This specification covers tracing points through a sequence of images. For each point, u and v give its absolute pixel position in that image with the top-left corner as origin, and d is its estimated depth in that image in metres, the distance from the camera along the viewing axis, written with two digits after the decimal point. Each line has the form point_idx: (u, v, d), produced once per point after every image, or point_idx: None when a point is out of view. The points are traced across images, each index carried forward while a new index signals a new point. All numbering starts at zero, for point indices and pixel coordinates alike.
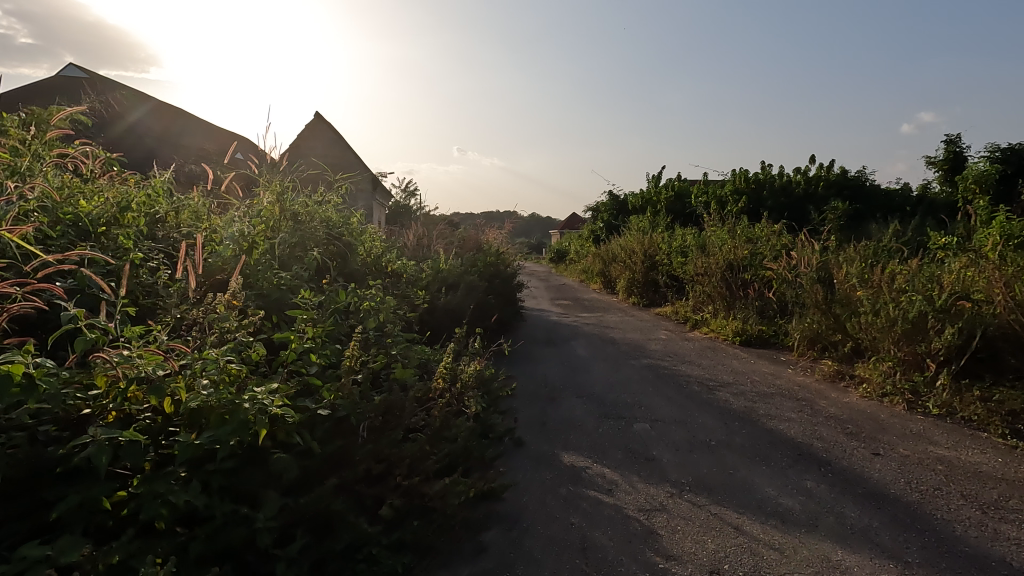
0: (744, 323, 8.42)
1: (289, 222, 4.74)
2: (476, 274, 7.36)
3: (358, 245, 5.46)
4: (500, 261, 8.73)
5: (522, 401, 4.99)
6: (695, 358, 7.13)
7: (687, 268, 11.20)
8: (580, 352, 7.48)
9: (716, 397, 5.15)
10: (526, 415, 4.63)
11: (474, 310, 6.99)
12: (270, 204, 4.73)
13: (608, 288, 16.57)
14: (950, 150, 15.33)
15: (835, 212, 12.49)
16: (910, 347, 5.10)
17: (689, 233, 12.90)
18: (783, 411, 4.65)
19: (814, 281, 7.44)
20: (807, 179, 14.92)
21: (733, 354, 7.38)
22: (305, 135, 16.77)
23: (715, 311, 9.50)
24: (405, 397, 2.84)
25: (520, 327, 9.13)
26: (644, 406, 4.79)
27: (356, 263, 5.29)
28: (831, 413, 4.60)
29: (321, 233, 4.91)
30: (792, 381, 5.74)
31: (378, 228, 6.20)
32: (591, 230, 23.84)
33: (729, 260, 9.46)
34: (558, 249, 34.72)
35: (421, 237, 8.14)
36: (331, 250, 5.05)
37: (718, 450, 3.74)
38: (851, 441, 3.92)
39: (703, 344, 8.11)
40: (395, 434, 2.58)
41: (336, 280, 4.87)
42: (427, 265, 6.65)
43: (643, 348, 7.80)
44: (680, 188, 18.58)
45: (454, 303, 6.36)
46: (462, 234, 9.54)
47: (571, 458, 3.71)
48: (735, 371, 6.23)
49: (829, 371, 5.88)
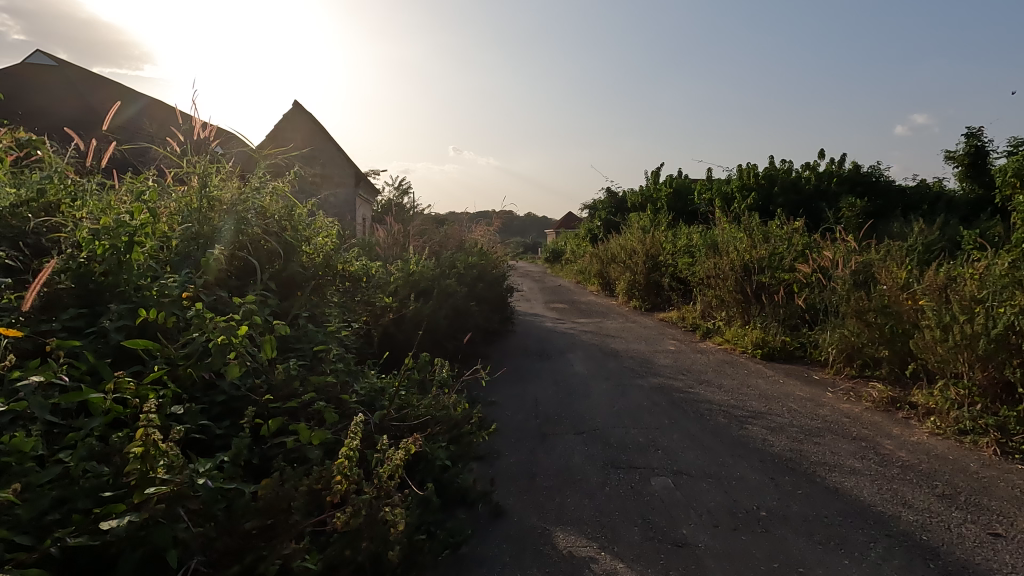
0: (765, 332, 7.39)
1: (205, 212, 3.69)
2: (457, 277, 6.30)
3: (303, 242, 4.38)
4: (486, 261, 7.66)
5: (506, 442, 3.93)
6: (713, 375, 6.09)
7: (695, 270, 10.18)
8: (578, 367, 6.41)
9: (750, 434, 4.10)
10: (510, 465, 3.55)
11: (453, 319, 5.92)
12: (185, 193, 3.73)
13: (607, 290, 15.54)
14: (971, 145, 14.25)
15: (853, 209, 11.49)
16: (993, 372, 4.08)
17: (695, 232, 11.87)
18: (841, 457, 3.59)
19: (850, 286, 6.40)
20: (818, 175, 13.93)
21: (755, 370, 6.34)
22: (283, 125, 15.66)
23: (729, 319, 8.46)
24: (301, 484, 1.76)
25: (510, 337, 8.06)
26: (663, 451, 3.72)
27: (299, 263, 4.23)
28: (904, 461, 3.55)
29: (246, 227, 3.83)
30: (836, 410, 4.72)
31: (332, 222, 5.12)
32: (588, 229, 22.80)
33: (745, 261, 8.42)
34: (552, 249, 33.71)
35: (395, 234, 7.07)
36: (267, 247, 4.01)
37: (773, 528, 2.68)
38: (950, 512, 2.87)
39: (718, 357, 7.09)
40: (271, 562, 1.52)
41: (266, 287, 3.81)
42: (397, 265, 5.58)
43: (650, 362, 6.74)
44: (681, 185, 17.57)
45: (428, 311, 5.29)
46: (445, 230, 8.48)
47: (570, 540, 2.64)
48: (765, 395, 5.18)
49: (880, 397, 4.85)
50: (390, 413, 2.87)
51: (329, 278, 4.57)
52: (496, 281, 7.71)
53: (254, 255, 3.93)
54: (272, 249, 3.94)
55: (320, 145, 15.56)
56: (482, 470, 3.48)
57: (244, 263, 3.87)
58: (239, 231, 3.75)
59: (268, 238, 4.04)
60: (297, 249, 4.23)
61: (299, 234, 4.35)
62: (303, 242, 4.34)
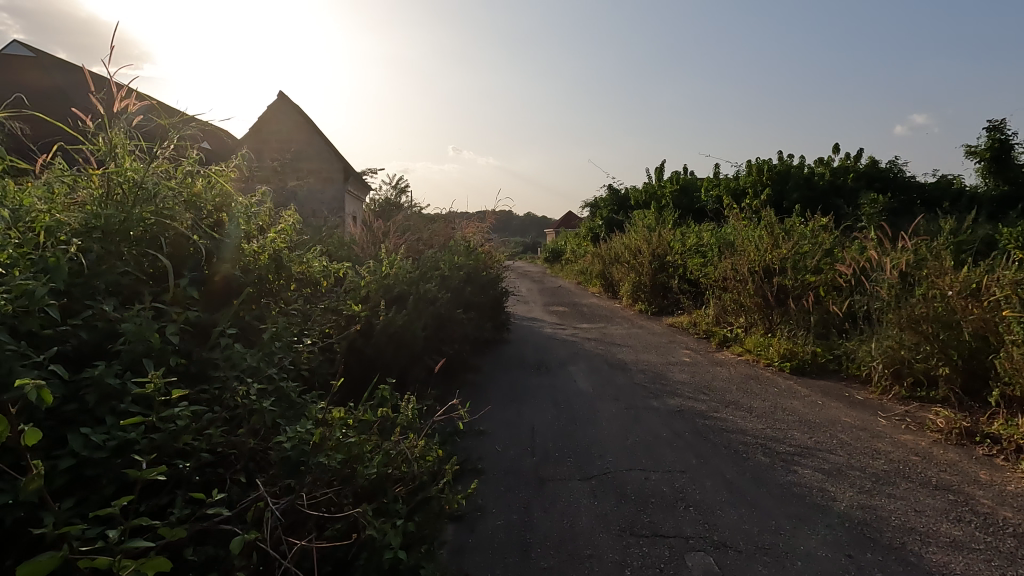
0: (792, 342, 6.56)
1: (107, 203, 2.93)
2: (442, 280, 5.49)
3: (243, 240, 3.57)
4: (477, 261, 6.83)
5: (493, 495, 3.10)
6: (738, 394, 5.26)
7: (708, 272, 9.35)
8: (582, 383, 5.58)
9: (802, 479, 3.27)
10: (497, 532, 2.72)
11: (436, 330, 5.09)
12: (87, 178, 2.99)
13: (611, 291, 14.68)
14: (994, 138, 13.23)
15: (874, 205, 10.61)
16: None
17: (707, 231, 11.01)
18: (932, 521, 2.75)
19: (895, 291, 5.56)
20: (833, 170, 13.08)
21: (786, 387, 5.51)
22: (268, 116, 14.80)
23: (749, 325, 7.63)
24: None
25: (505, 348, 7.22)
26: (696, 509, 2.88)
27: (236, 267, 3.43)
28: (1015, 525, 2.71)
29: (163, 224, 3.08)
30: (896, 444, 3.90)
31: (287, 216, 4.31)
32: (588, 228, 21.95)
33: (766, 262, 7.56)
34: (552, 249, 32.85)
35: (373, 231, 6.24)
36: (202, 239, 3.28)
37: None
38: None
39: (741, 370, 6.26)
40: None
41: (186, 299, 3.03)
42: (370, 266, 4.75)
43: (664, 377, 5.92)
44: (688, 181, 16.74)
45: (405, 321, 4.45)
46: (434, 226, 7.66)
47: None
48: (806, 423, 4.35)
49: (949, 426, 4.03)
50: (304, 495, 2.03)
51: (279, 283, 3.78)
52: (489, 284, 6.88)
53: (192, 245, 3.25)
54: (207, 241, 3.25)
55: (308, 138, 14.73)
56: (460, 539, 2.65)
57: (184, 250, 3.21)
58: (162, 218, 3.05)
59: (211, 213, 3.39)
60: (241, 238, 3.51)
61: (242, 219, 3.63)
62: (247, 231, 3.62)
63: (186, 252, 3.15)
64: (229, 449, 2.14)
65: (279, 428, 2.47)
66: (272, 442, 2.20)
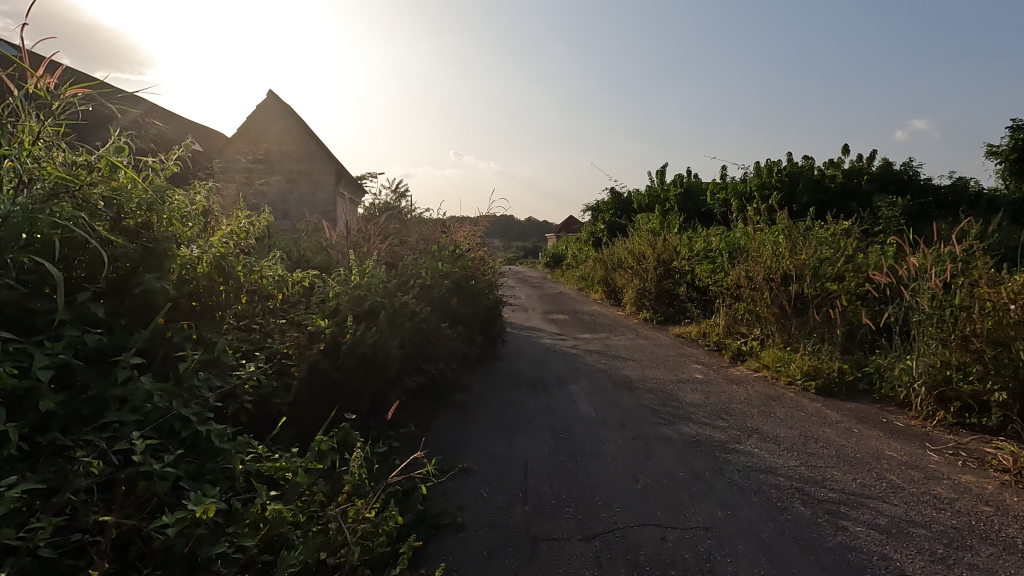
0: (816, 358, 5.93)
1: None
2: (424, 290, 4.89)
3: (178, 249, 3.00)
4: (468, 268, 6.22)
5: (473, 565, 2.49)
6: (760, 419, 4.64)
7: (718, 278, 8.74)
8: (583, 406, 4.97)
9: (856, 540, 2.65)
10: None
11: (418, 347, 4.48)
12: None
13: (613, 298, 14.07)
14: (1016, 138, 12.63)
15: (893, 208, 10.02)
16: None
17: (715, 235, 10.40)
18: None
19: (936, 302, 4.94)
20: (845, 171, 12.49)
21: (813, 411, 4.90)
22: (257, 115, 14.19)
23: (765, 337, 7.01)
24: None
25: (499, 364, 6.60)
26: None
27: (165, 279, 2.86)
28: None
29: (71, 224, 2.51)
30: (958, 487, 3.27)
31: (240, 219, 3.71)
32: (590, 233, 21.36)
33: (783, 268, 6.95)
34: (552, 255, 32.25)
35: (352, 235, 5.63)
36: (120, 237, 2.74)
37: None
38: None
39: (760, 390, 5.64)
40: None
41: (92, 318, 2.46)
42: (339, 274, 4.15)
43: (675, 398, 5.30)
44: (693, 185, 16.16)
45: (379, 339, 3.84)
46: (422, 230, 7.05)
47: None
48: (845, 458, 3.72)
49: (1019, 466, 3.41)
50: None
51: (223, 295, 3.21)
52: (481, 293, 6.27)
53: (107, 247, 2.69)
54: (128, 242, 2.71)
55: (298, 138, 14.13)
56: None
57: (96, 254, 2.64)
58: (68, 218, 2.48)
59: (137, 204, 2.85)
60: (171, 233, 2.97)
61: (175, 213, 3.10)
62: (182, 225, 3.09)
63: (96, 254, 2.59)
64: (90, 536, 1.55)
65: (182, 493, 1.88)
66: (154, 522, 1.63)
